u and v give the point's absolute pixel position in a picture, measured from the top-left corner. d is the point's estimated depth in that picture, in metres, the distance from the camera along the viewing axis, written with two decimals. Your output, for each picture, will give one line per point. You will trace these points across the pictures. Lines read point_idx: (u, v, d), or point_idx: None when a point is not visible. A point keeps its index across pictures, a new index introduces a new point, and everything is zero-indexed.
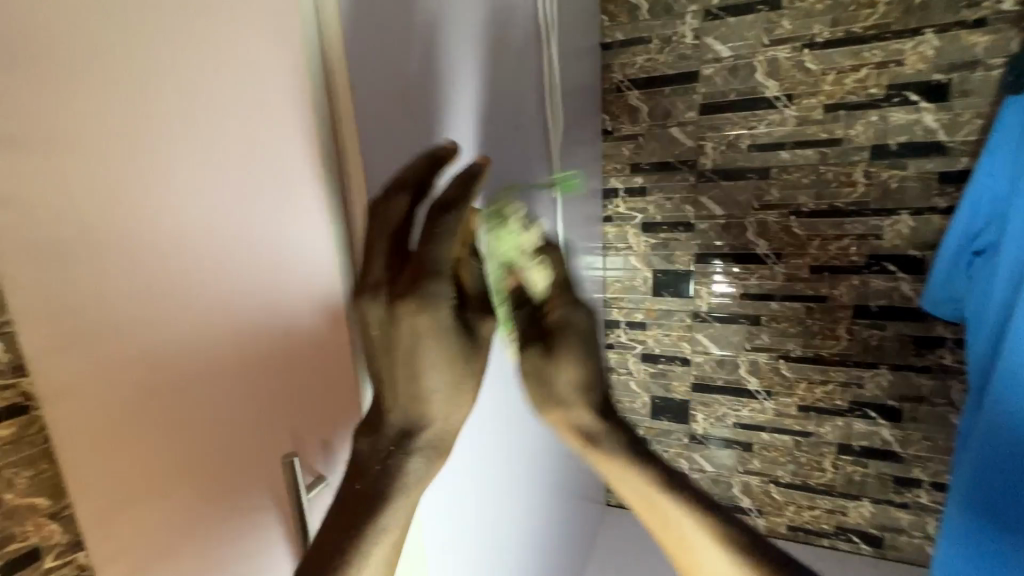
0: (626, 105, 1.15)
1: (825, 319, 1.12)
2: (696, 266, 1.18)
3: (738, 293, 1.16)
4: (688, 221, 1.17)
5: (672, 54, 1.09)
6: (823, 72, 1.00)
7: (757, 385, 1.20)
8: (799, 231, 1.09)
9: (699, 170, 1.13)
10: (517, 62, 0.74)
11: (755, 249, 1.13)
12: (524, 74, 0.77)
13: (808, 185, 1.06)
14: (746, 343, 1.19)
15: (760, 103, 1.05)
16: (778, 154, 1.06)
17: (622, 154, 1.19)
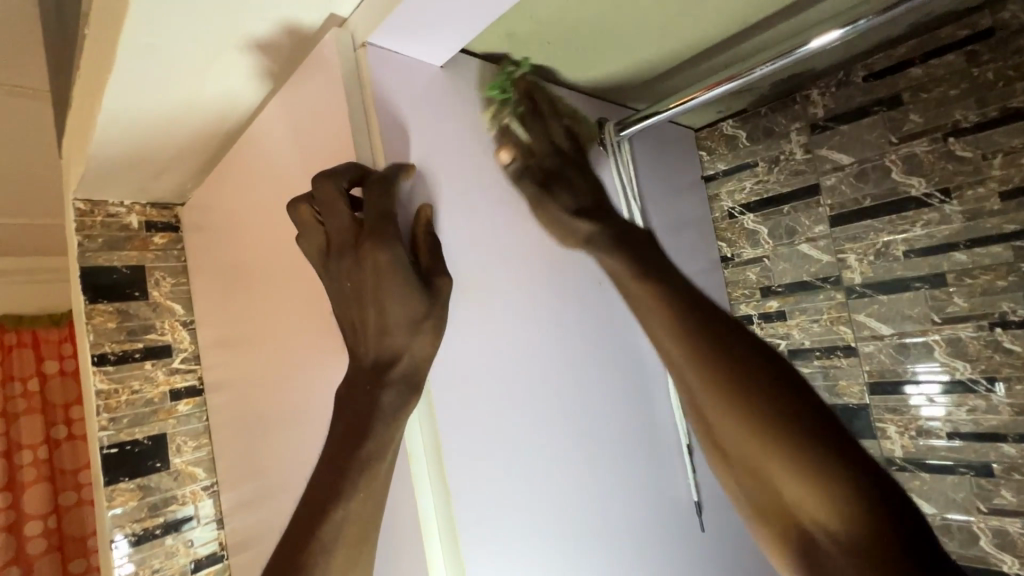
0: (742, 229, 1.09)
1: None
2: (873, 399, 0.96)
3: (944, 433, 0.89)
4: (848, 343, 0.98)
5: (784, 171, 1.03)
6: (983, 157, 0.83)
7: (1019, 568, 0.84)
8: (1014, 345, 0.82)
9: (847, 285, 0.97)
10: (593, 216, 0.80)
11: (954, 373, 0.88)
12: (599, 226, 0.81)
13: (1009, 288, 0.82)
14: (980, 503, 0.87)
15: (907, 204, 0.90)
16: (952, 256, 0.86)
17: (749, 279, 1.09)
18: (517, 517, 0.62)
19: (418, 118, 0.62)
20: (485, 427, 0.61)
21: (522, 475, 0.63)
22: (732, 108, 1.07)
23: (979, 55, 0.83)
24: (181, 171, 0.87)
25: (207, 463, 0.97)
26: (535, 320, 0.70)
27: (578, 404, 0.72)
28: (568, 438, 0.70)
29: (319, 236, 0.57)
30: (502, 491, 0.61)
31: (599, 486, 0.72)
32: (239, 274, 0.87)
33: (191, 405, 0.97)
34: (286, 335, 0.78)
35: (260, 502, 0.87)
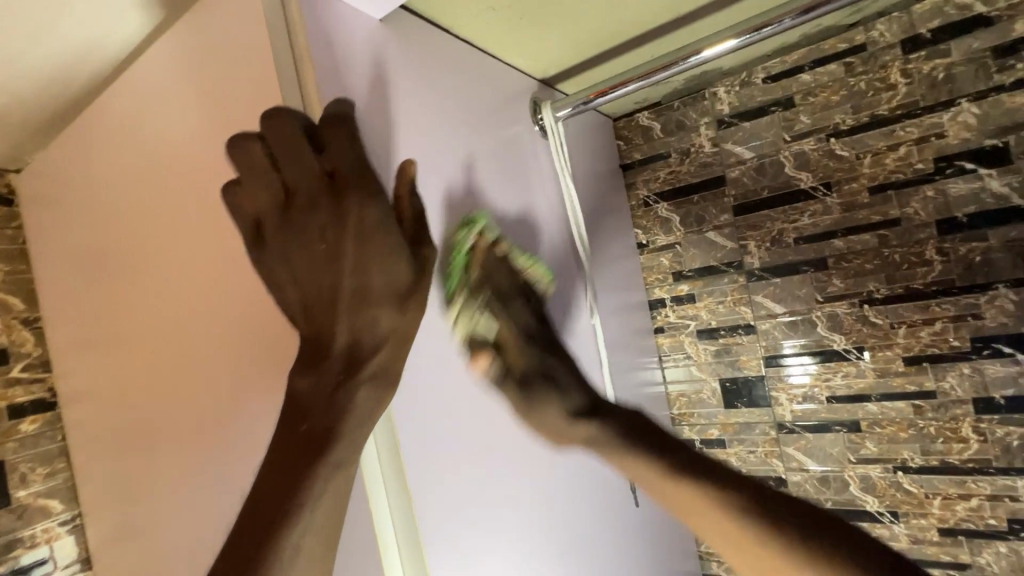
0: (657, 217, 1.15)
1: (941, 418, 0.93)
2: (768, 370, 1.07)
3: (824, 397, 1.02)
4: (747, 322, 1.08)
5: (695, 163, 1.10)
6: (857, 157, 0.96)
7: (878, 506, 1.00)
8: (878, 319, 0.96)
9: (747, 269, 1.07)
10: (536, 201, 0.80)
11: (832, 345, 1.01)
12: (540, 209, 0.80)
13: (875, 270, 0.96)
14: (850, 455, 1.01)
15: (798, 196, 1.01)
16: (832, 243, 0.99)
17: (662, 264, 1.16)
18: (468, 507, 0.63)
19: (360, 72, 0.55)
20: (438, 421, 0.61)
21: (475, 465, 0.65)
22: (649, 100, 1.12)
23: (855, 66, 0.94)
24: (13, 128, 0.68)
25: (66, 492, 0.79)
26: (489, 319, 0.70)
27: None
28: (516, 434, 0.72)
29: (274, 187, 0.48)
30: (454, 483, 0.62)
31: (543, 469, 0.75)
32: (101, 250, 0.71)
33: (39, 424, 0.78)
34: (190, 328, 0.65)
35: (136, 524, 0.73)
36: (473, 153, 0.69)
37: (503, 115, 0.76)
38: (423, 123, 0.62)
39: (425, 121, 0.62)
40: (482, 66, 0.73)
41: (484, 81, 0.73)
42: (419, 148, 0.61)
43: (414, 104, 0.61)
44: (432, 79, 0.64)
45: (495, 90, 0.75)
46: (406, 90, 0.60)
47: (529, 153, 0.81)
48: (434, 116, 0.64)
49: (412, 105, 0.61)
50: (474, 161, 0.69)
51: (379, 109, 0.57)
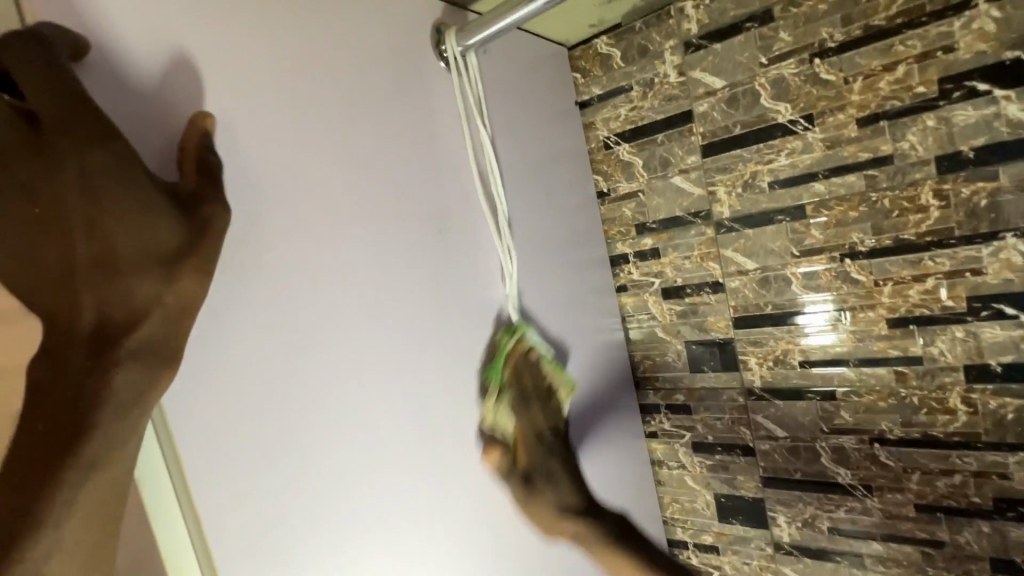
0: (618, 161, 1.02)
1: (926, 388, 0.82)
2: (737, 332, 0.96)
3: (798, 362, 0.91)
4: (715, 280, 0.96)
5: (659, 96, 0.95)
6: (846, 80, 0.79)
7: (850, 478, 0.91)
8: (859, 276, 0.84)
9: (716, 220, 0.94)
10: (418, 131, 0.74)
11: (808, 304, 0.89)
12: (419, 141, 0.74)
13: (860, 218, 0.82)
14: (823, 425, 0.91)
15: (774, 131, 0.86)
16: (812, 187, 0.84)
17: (624, 215, 1.03)
18: (289, 445, 0.60)
19: None
20: (265, 358, 0.58)
21: (310, 407, 0.61)
22: (606, 22, 0.96)
23: None
24: None
25: None
26: (328, 290, 0.64)
27: (394, 339, 0.69)
28: (372, 416, 0.66)
29: None
30: (274, 419, 0.59)
31: (412, 421, 0.70)
32: None
33: None
34: None
35: None
36: (328, 108, 0.65)
37: (377, 54, 0.70)
38: (247, 85, 0.59)
39: (252, 81, 0.59)
40: (335, 8, 0.67)
41: (338, 26, 0.67)
42: (236, 66, 0.58)
43: (212, 11, 0.56)
44: (258, 32, 0.60)
45: (358, 34, 0.68)
46: (221, 52, 0.57)
47: (417, 97, 0.74)
48: (265, 74, 0.60)
49: (231, 24, 0.58)
50: (328, 117, 0.65)
51: (184, 63, 0.55)
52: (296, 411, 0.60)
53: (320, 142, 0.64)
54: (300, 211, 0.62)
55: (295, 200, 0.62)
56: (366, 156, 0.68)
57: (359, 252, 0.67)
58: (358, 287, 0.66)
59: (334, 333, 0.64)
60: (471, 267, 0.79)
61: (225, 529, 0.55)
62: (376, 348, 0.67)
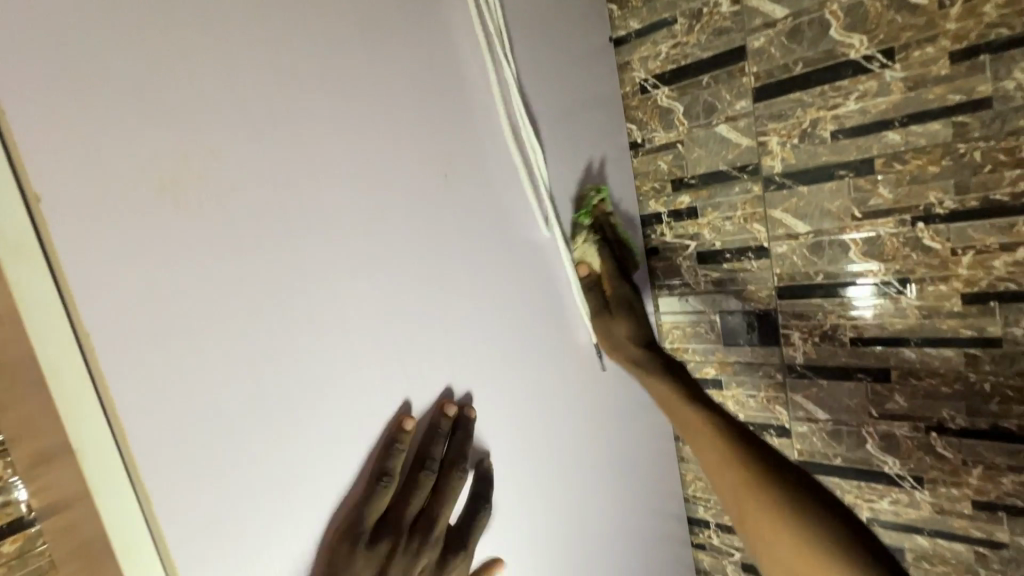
0: (655, 108, 0.90)
1: (1002, 373, 0.71)
2: (781, 303, 0.86)
3: (848, 339, 0.81)
4: (760, 244, 0.86)
5: (706, 30, 0.82)
6: (940, 5, 0.66)
7: (898, 468, 0.82)
8: (933, 243, 0.72)
9: (765, 176, 0.83)
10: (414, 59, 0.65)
11: (867, 275, 0.78)
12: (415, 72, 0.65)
13: (940, 175, 0.70)
14: (872, 409, 0.82)
15: (843, 69, 0.73)
16: (885, 136, 0.72)
17: (659, 169, 0.93)
18: (246, 397, 0.53)
19: None
20: (218, 296, 0.51)
21: (272, 359, 0.54)
22: None
23: None
24: None
25: None
26: (312, 292, 0.57)
27: (373, 291, 0.62)
28: (365, 427, 0.61)
29: None
30: (228, 366, 0.52)
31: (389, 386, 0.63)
32: None
33: None
34: None
35: None
36: (316, 75, 0.58)
37: None
38: (225, 54, 0.52)
39: (233, 53, 0.52)
40: None
41: None
42: None
43: None
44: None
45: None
46: None
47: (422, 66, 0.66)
48: None
49: None
50: (319, 85, 0.58)
51: None
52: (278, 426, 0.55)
53: (307, 115, 0.57)
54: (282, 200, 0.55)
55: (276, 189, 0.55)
56: (361, 134, 0.61)
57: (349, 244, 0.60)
58: (347, 286, 0.60)
59: (320, 337, 0.58)
60: (466, 219, 0.71)
61: (204, 561, 0.51)
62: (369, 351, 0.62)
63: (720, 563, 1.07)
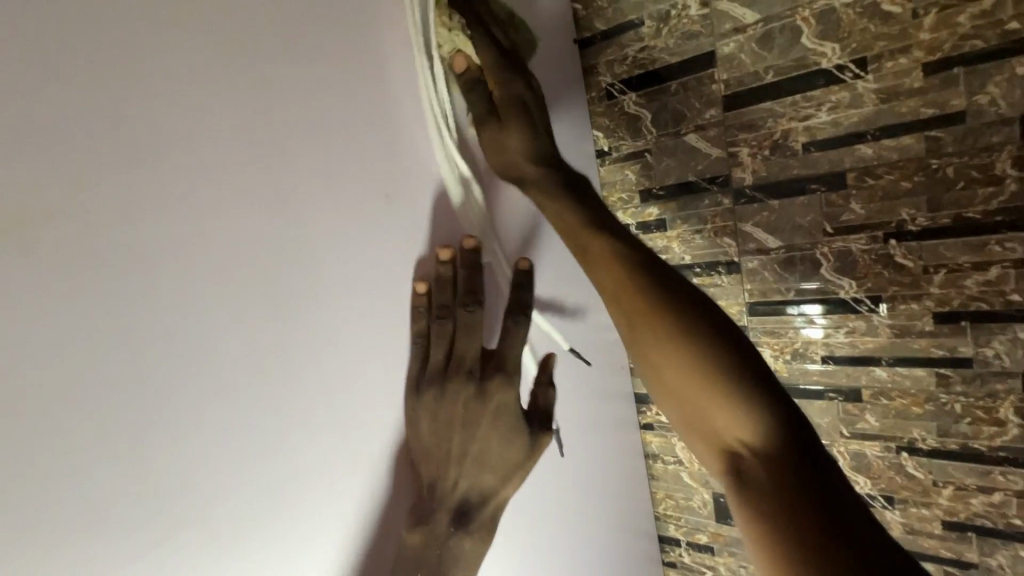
0: (622, 115, 0.86)
1: (973, 394, 0.70)
2: (752, 321, 0.83)
3: (819, 357, 0.79)
4: (730, 258, 0.82)
5: (675, 33, 0.78)
6: (914, 15, 0.63)
7: (869, 488, 0.80)
8: (905, 261, 0.70)
9: (735, 188, 0.79)
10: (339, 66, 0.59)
11: (839, 292, 0.75)
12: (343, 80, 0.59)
13: (913, 191, 0.67)
14: (843, 428, 0.80)
15: (815, 79, 0.70)
16: (857, 150, 0.69)
17: (627, 178, 0.88)
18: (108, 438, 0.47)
19: None
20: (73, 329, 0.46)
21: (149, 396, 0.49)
22: None
23: None
24: None
25: None
26: (220, 354, 0.52)
27: (276, 319, 0.55)
28: (265, 475, 0.55)
29: None
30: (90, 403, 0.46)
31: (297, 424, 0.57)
32: None
33: None
34: None
35: None
36: (220, 95, 0.52)
37: None
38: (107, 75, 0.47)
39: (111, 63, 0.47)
40: None
41: None
42: None
43: None
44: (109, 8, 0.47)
45: (266, 16, 0.54)
46: None
47: (351, 97, 0.60)
48: None
49: None
50: (224, 102, 0.52)
51: None
52: (195, 515, 0.51)
53: (203, 148, 0.51)
54: (184, 271, 0.50)
55: (177, 258, 0.50)
56: (269, 147, 0.55)
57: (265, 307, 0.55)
58: (262, 354, 0.55)
59: (231, 413, 0.53)
60: (399, 236, 0.64)
61: None
62: (288, 423, 0.56)
63: None
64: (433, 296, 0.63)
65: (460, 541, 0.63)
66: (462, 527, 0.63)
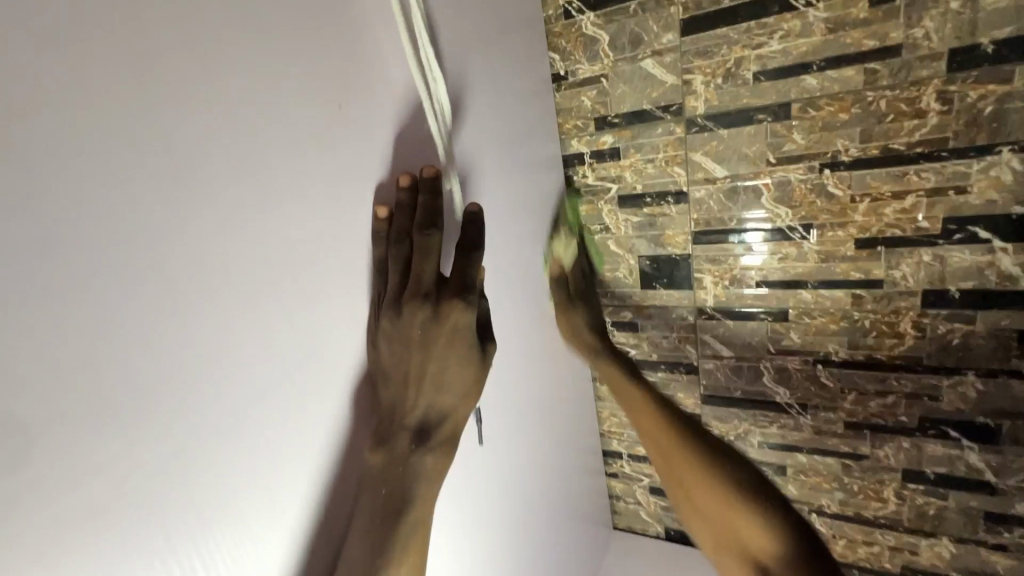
0: (579, 36, 0.83)
1: (880, 311, 0.79)
2: (696, 248, 0.87)
3: (753, 282, 0.85)
4: (680, 187, 0.85)
5: None
6: None
7: (788, 397, 0.90)
8: (835, 191, 0.75)
9: (688, 116, 0.80)
10: None
11: (775, 221, 0.80)
12: None
13: (849, 123, 0.71)
14: (770, 346, 0.88)
15: (770, 6, 0.70)
16: (804, 81, 0.72)
17: (583, 105, 0.87)
18: None
19: None
20: None
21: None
22: None
23: None
24: None
25: None
26: (103, 269, 0.35)
27: (185, 228, 0.39)
28: (192, 441, 0.40)
29: None
30: None
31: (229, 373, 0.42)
32: None
33: None
34: None
35: None
36: None
37: None
38: None
39: None
40: None
41: None
42: None
43: None
44: None
45: None
46: None
47: None
48: None
49: None
50: None
51: None
52: (119, 509, 0.36)
53: None
54: (60, 158, 0.33)
55: (45, 135, 0.32)
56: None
57: (200, 247, 0.40)
58: (208, 310, 0.40)
59: (154, 363, 0.37)
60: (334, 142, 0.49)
61: None
62: (247, 393, 0.43)
63: (630, 487, 1.15)
64: (394, 222, 0.52)
65: (424, 457, 0.50)
66: (424, 445, 0.51)
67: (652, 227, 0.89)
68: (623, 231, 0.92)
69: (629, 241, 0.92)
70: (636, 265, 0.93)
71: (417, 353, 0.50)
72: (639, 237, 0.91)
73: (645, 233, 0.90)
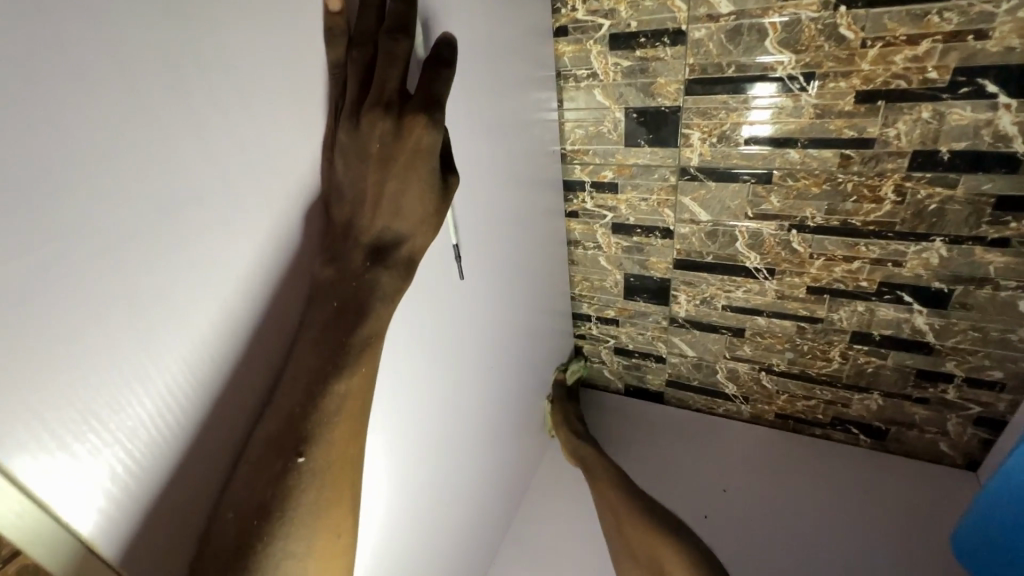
0: None
1: (866, 174, 0.76)
2: (687, 100, 0.81)
3: (741, 140, 0.81)
4: (678, 26, 0.76)
5: None
6: None
7: (757, 263, 0.91)
8: (847, 35, 0.68)
9: None
10: None
11: (774, 70, 0.74)
12: None
13: None
14: (749, 209, 0.87)
15: None
16: None
17: None
18: None
19: None
20: None
21: None
22: None
23: None
24: None
25: None
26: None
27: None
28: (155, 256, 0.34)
29: None
30: None
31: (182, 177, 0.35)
32: None
33: None
34: None
35: None
36: None
37: None
38: None
39: None
40: None
41: None
42: None
43: None
44: None
45: None
46: None
47: None
48: None
49: None
50: None
51: None
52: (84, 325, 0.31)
53: None
54: None
55: None
56: None
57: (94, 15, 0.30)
58: (133, 113, 0.32)
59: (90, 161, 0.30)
60: None
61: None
62: (188, 203, 0.36)
63: (596, 348, 1.19)
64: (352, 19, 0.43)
65: (379, 274, 0.47)
66: (380, 263, 0.47)
67: (643, 73, 0.81)
68: (611, 76, 0.83)
69: (617, 88, 0.84)
70: (622, 115, 0.86)
71: (375, 167, 0.45)
72: (628, 84, 0.83)
73: (634, 79, 0.82)
